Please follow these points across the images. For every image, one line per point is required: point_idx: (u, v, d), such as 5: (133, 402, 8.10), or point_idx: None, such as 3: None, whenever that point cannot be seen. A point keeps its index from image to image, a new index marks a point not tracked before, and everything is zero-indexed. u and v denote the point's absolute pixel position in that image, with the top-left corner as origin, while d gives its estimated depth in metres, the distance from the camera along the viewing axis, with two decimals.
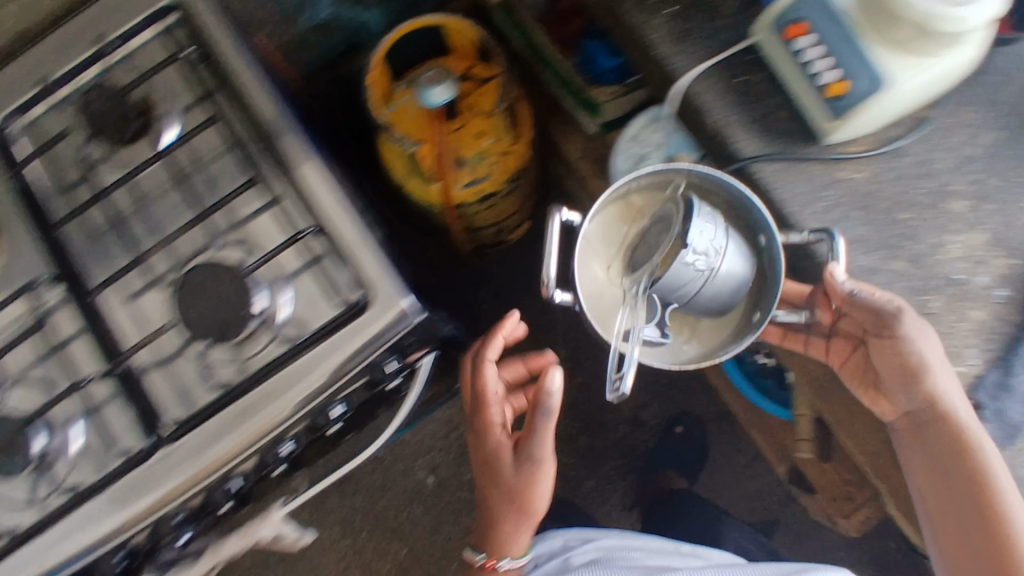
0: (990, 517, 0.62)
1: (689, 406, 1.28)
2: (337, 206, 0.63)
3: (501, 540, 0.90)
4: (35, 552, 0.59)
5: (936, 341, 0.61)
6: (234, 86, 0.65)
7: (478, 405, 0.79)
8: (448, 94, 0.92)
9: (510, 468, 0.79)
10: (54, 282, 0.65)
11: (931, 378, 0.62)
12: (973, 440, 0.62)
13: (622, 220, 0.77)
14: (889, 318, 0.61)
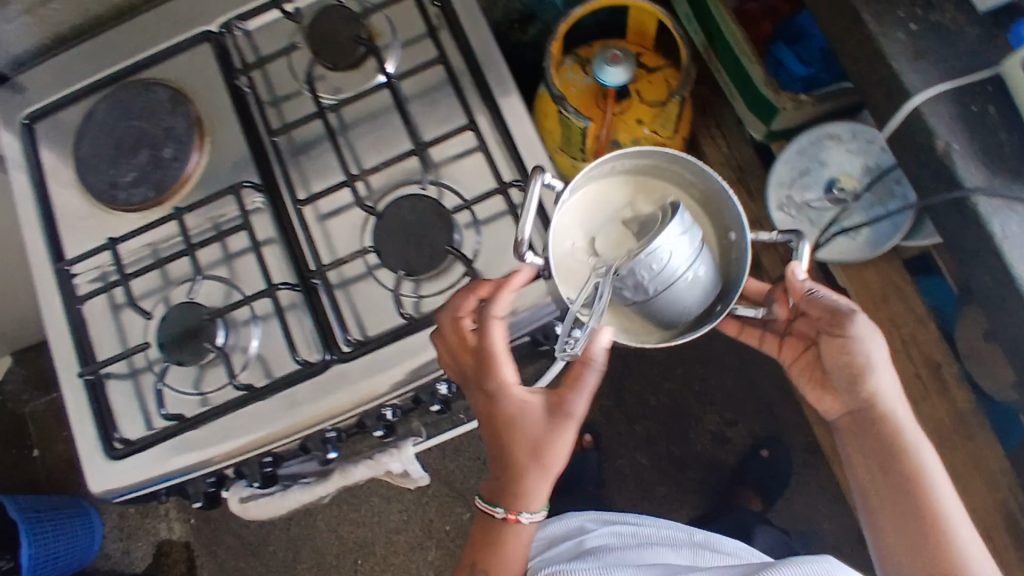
0: (924, 518, 0.63)
1: (777, 429, 1.28)
2: (539, 148, 0.65)
3: (491, 554, 0.65)
4: (214, 437, 0.64)
5: (883, 343, 0.65)
6: (460, 30, 0.67)
7: (476, 357, 0.58)
8: (623, 78, 0.91)
9: (526, 441, 0.59)
10: (255, 189, 0.66)
11: (867, 377, 0.65)
12: (905, 441, 0.65)
13: (613, 195, 0.63)
14: (842, 315, 0.65)
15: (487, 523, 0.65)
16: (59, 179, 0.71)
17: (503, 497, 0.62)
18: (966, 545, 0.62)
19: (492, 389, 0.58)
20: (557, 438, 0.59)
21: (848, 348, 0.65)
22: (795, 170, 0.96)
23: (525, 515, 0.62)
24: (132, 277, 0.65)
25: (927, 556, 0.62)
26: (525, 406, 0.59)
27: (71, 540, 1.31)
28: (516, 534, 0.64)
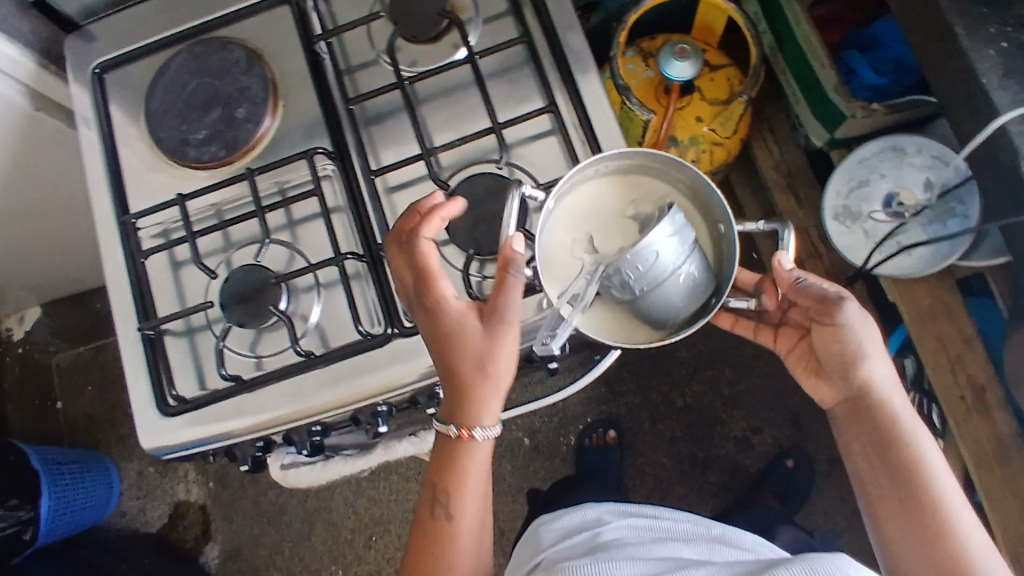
0: (926, 510, 0.61)
1: (804, 441, 1.27)
2: (617, 132, 0.64)
3: (451, 477, 0.62)
4: (270, 401, 0.64)
5: (873, 329, 0.64)
6: (544, 11, 0.67)
7: (424, 274, 0.57)
8: (688, 74, 0.92)
9: (470, 355, 0.57)
10: (327, 156, 0.66)
11: (859, 363, 0.64)
12: (903, 431, 0.63)
13: (604, 196, 0.61)
14: (834, 302, 0.64)
15: (443, 443, 0.62)
16: (126, 133, 0.71)
17: (455, 414, 0.60)
18: (969, 536, 0.60)
19: (431, 303, 0.57)
20: (495, 348, 0.57)
21: (838, 333, 0.64)
22: (854, 181, 0.95)
23: (477, 430, 0.60)
24: (199, 235, 0.65)
25: (929, 549, 0.60)
26: (464, 318, 0.57)
27: (92, 493, 1.33)
28: (467, 448, 0.61)
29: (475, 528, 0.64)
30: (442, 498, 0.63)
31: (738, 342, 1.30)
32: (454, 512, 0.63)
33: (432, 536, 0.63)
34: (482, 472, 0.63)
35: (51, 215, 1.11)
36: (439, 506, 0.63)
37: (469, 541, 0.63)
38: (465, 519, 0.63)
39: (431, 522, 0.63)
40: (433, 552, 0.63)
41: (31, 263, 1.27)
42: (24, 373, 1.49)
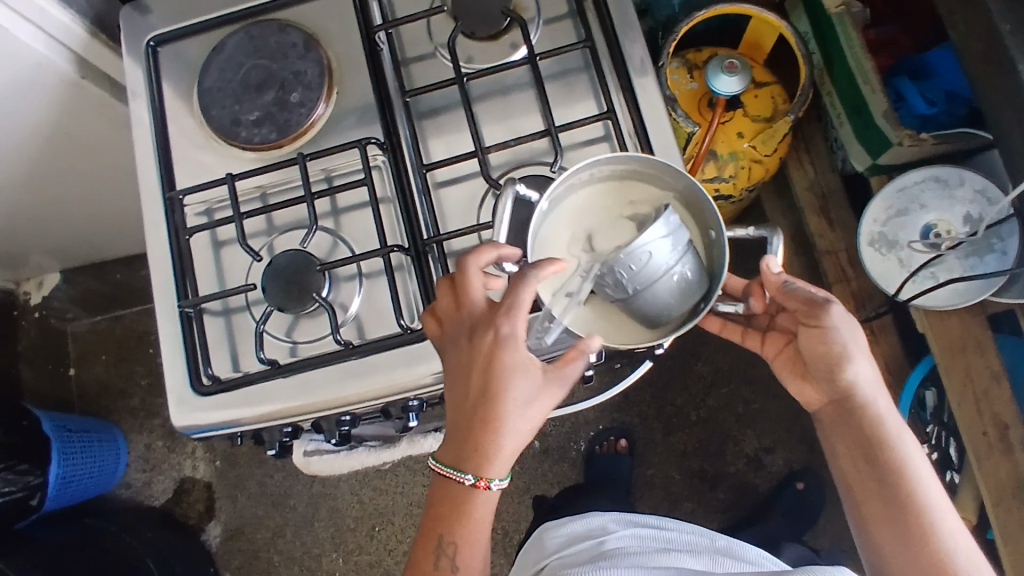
0: (910, 516, 0.60)
1: (815, 464, 1.27)
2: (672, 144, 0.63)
3: (456, 526, 0.58)
4: (304, 387, 0.63)
5: (857, 331, 0.62)
6: (606, 15, 0.66)
7: (508, 307, 0.55)
8: (736, 88, 0.91)
9: (517, 405, 0.56)
10: (379, 146, 0.66)
11: (844, 367, 0.62)
12: (886, 433, 0.62)
13: (597, 203, 0.60)
14: (820, 306, 0.61)
15: (446, 491, 0.58)
16: (176, 108, 0.70)
17: (472, 462, 0.56)
18: (954, 540, 0.59)
19: (503, 340, 0.55)
20: (538, 405, 0.57)
21: (822, 337, 0.62)
22: (893, 209, 0.95)
23: (495, 482, 0.57)
24: (245, 216, 0.64)
25: (915, 556, 0.59)
26: (525, 367, 0.56)
27: (100, 462, 1.33)
28: (477, 503, 0.58)
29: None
30: (446, 548, 0.58)
31: (755, 361, 1.30)
32: (461, 564, 0.58)
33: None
34: (487, 529, 0.59)
35: (83, 185, 1.11)
36: (446, 557, 0.58)
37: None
38: (472, 570, 0.59)
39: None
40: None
41: (57, 229, 1.27)
42: (39, 339, 1.49)
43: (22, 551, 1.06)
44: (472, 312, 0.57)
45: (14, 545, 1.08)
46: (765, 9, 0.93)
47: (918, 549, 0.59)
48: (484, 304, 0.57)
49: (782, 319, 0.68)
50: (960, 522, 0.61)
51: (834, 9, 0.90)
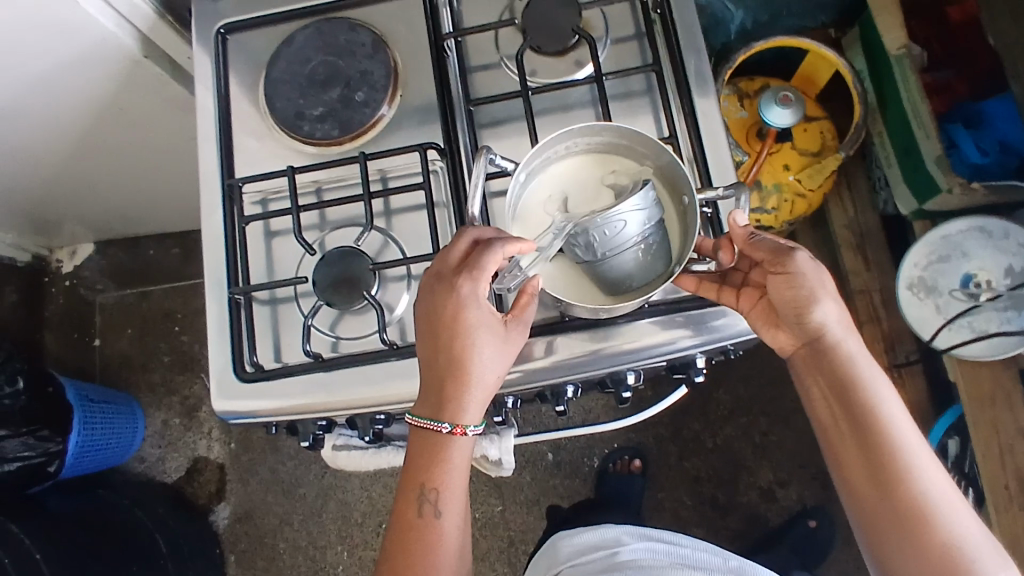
0: (888, 463, 0.56)
1: (829, 502, 1.26)
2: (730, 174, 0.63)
3: (434, 471, 0.58)
4: (344, 383, 0.64)
5: (824, 275, 0.59)
6: (674, 40, 0.66)
7: (470, 267, 0.56)
8: (788, 121, 0.92)
9: (484, 356, 0.57)
10: (438, 152, 0.67)
11: (810, 309, 0.58)
12: (859, 374, 0.59)
13: (581, 176, 0.62)
14: (786, 253, 0.59)
15: (423, 442, 0.58)
16: (240, 95, 0.72)
17: (444, 413, 0.57)
18: (933, 485, 0.56)
19: (465, 298, 0.56)
20: (502, 357, 0.58)
21: (791, 282, 0.58)
22: (934, 254, 0.95)
23: (470, 429, 0.58)
24: (302, 209, 0.65)
25: (893, 506, 0.56)
26: (488, 322, 0.57)
27: (118, 435, 1.35)
28: (452, 449, 0.58)
29: (460, 526, 0.60)
30: (428, 494, 0.58)
31: (776, 393, 1.30)
32: (442, 509, 0.58)
33: (412, 533, 0.58)
34: (464, 475, 0.59)
35: (132, 162, 1.13)
36: (429, 503, 0.58)
37: (454, 543, 0.59)
38: (454, 515, 0.59)
39: (417, 520, 0.58)
40: (416, 551, 0.58)
41: (97, 201, 1.29)
42: (67, 307, 1.51)
43: (38, 516, 1.08)
44: (435, 274, 0.58)
45: (30, 509, 1.09)
46: (824, 45, 0.93)
47: (894, 498, 0.56)
48: (449, 265, 0.58)
49: (753, 272, 0.62)
50: (938, 464, 0.57)
51: (895, 51, 0.89)
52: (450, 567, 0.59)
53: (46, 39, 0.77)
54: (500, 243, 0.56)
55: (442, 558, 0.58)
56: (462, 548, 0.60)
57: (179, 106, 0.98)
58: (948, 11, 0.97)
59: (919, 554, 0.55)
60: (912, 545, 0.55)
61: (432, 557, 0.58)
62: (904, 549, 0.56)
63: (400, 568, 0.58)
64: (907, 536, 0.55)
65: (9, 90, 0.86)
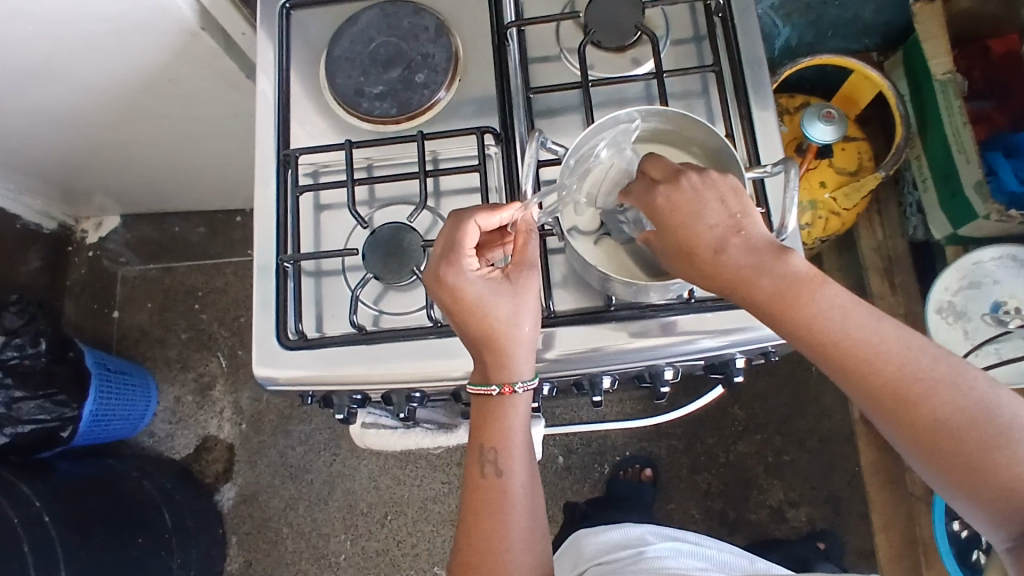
0: (894, 388, 0.47)
1: (838, 526, 1.25)
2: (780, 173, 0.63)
3: (492, 431, 0.58)
4: (385, 356, 0.64)
5: (706, 194, 0.52)
6: (733, 43, 0.68)
7: (449, 254, 0.57)
8: (826, 137, 0.93)
9: (507, 314, 0.57)
10: (494, 137, 0.68)
11: (693, 221, 0.52)
12: (802, 296, 0.50)
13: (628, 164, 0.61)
14: (674, 177, 0.54)
15: (481, 407, 0.59)
16: (301, 71, 0.73)
17: (492, 376, 0.58)
18: (952, 387, 0.46)
19: (458, 281, 0.56)
20: (524, 310, 0.57)
21: (666, 212, 0.53)
22: (964, 280, 0.96)
23: (519, 385, 0.58)
24: (356, 182, 0.66)
25: (931, 439, 0.46)
26: (492, 289, 0.57)
27: (132, 407, 1.35)
28: (507, 410, 0.58)
29: (529, 482, 0.59)
30: (488, 453, 0.58)
31: (791, 412, 1.30)
32: (504, 467, 0.58)
33: (478, 493, 0.58)
34: (524, 434, 0.59)
35: (170, 136, 1.14)
36: (489, 462, 0.58)
37: (522, 498, 0.58)
38: (519, 473, 0.58)
39: (479, 479, 0.58)
40: (483, 511, 0.57)
41: (129, 173, 1.30)
42: (89, 277, 1.52)
43: (49, 479, 1.07)
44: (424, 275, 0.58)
45: (40, 472, 1.09)
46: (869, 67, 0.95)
47: (921, 416, 0.46)
48: (430, 264, 0.58)
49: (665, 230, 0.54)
50: (940, 354, 0.48)
51: (940, 75, 0.92)
52: (522, 525, 0.57)
53: (110, 5, 0.78)
54: (466, 217, 0.57)
55: (512, 514, 0.57)
56: (535, 508, 0.59)
57: (227, 83, 0.99)
58: (991, 43, 0.99)
59: (981, 475, 0.44)
60: (981, 476, 0.44)
61: (502, 517, 0.57)
62: (974, 487, 0.44)
63: (471, 528, 0.58)
64: (960, 465, 0.45)
65: (66, 53, 0.87)
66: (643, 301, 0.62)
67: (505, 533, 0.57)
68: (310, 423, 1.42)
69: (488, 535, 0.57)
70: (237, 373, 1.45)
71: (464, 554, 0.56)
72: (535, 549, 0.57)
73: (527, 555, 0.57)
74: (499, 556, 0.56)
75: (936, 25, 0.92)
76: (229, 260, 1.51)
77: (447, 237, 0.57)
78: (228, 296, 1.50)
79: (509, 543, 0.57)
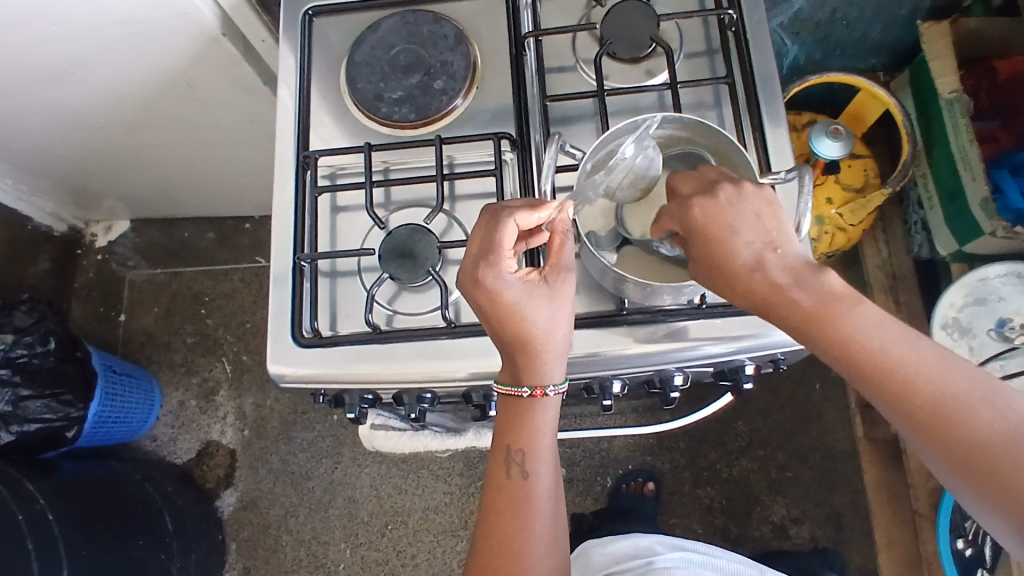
0: (931, 408, 0.47)
1: (841, 544, 1.25)
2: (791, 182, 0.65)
3: (520, 433, 0.59)
4: (398, 356, 0.64)
5: (744, 212, 0.55)
6: (746, 55, 0.69)
7: (487, 254, 0.57)
8: (834, 153, 0.95)
9: (545, 316, 0.57)
10: (511, 143, 0.69)
11: (728, 237, 0.54)
12: (837, 311, 0.51)
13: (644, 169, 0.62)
14: (709, 189, 0.56)
15: (510, 410, 0.59)
16: (321, 76, 0.75)
17: (523, 378, 0.58)
18: (992, 411, 0.46)
19: (496, 282, 0.56)
20: (560, 313, 0.57)
21: (702, 227, 0.54)
22: (970, 296, 0.97)
23: (551, 388, 0.58)
24: (373, 184, 0.68)
25: (969, 461, 0.45)
26: (529, 291, 0.57)
27: (135, 411, 1.35)
28: (536, 413, 0.59)
29: (553, 485, 0.60)
30: (515, 455, 0.59)
31: (795, 428, 1.30)
32: (530, 469, 0.59)
33: (503, 493, 0.59)
34: (551, 437, 0.60)
35: (186, 140, 1.16)
36: (516, 464, 0.59)
37: (547, 501, 0.59)
38: (544, 476, 0.59)
39: (506, 480, 0.59)
40: (507, 511, 0.58)
41: (142, 177, 1.31)
42: (96, 279, 1.53)
43: (52, 477, 1.07)
44: (459, 276, 0.58)
45: (44, 471, 1.09)
46: (877, 84, 0.98)
47: (959, 438, 0.46)
48: (466, 265, 0.58)
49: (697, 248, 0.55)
50: (982, 376, 0.48)
51: (947, 94, 0.94)
52: (545, 528, 0.58)
53: (134, 9, 0.80)
54: (505, 216, 0.57)
55: (538, 516, 0.58)
56: (557, 510, 0.60)
57: (244, 90, 1.00)
58: (997, 64, 1.01)
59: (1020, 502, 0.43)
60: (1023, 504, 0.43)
61: (526, 518, 0.58)
62: (1019, 516, 0.43)
63: (495, 527, 0.58)
64: (1002, 489, 0.44)
65: (89, 55, 0.89)
66: (654, 305, 0.63)
67: (527, 534, 0.58)
68: (313, 430, 1.42)
69: (511, 535, 0.58)
70: (241, 379, 1.46)
71: (490, 552, 0.58)
72: (558, 547, 0.59)
73: (549, 557, 0.58)
74: (523, 557, 0.57)
75: (942, 46, 0.95)
76: (236, 266, 1.52)
77: (486, 238, 0.58)
78: (234, 301, 1.50)
79: (532, 545, 0.57)
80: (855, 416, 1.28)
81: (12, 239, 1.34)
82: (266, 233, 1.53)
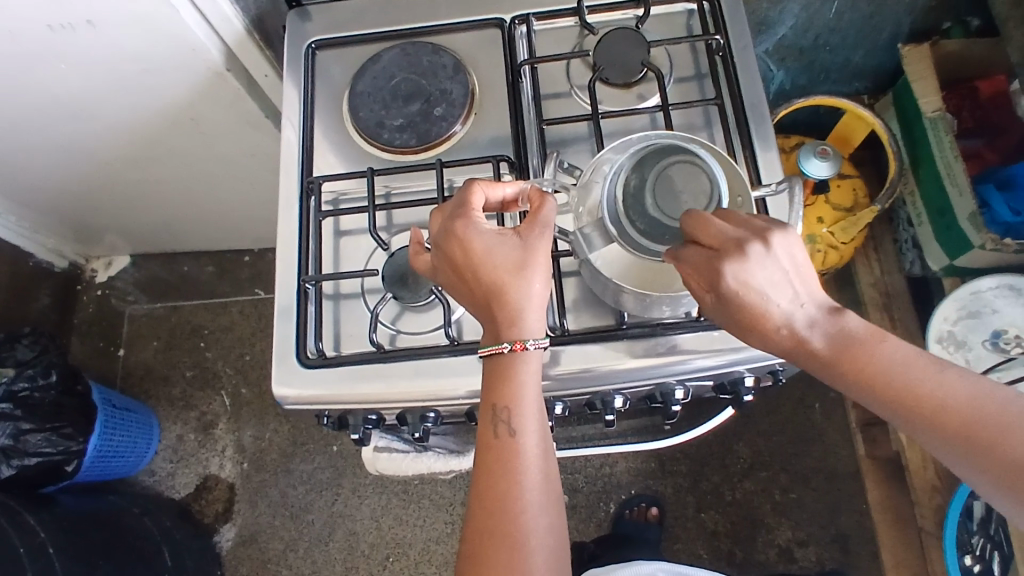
0: (979, 438, 0.46)
1: (845, 566, 1.24)
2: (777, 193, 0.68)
3: (504, 391, 0.56)
4: (402, 375, 0.65)
5: (759, 264, 0.52)
6: (733, 77, 0.72)
7: (461, 213, 0.58)
8: (824, 172, 1.00)
9: (513, 261, 0.56)
10: (509, 165, 0.72)
11: (753, 300, 0.52)
12: (862, 351, 0.50)
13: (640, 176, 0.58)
14: (733, 247, 0.52)
15: (493, 366, 0.57)
16: (324, 106, 0.77)
17: (503, 335, 0.56)
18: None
19: (467, 231, 0.57)
20: (534, 264, 0.57)
21: (734, 296, 0.52)
22: (963, 310, 1.03)
23: (530, 342, 0.56)
24: (377, 207, 0.69)
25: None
26: (501, 239, 0.57)
27: (135, 445, 1.34)
28: (518, 369, 0.56)
29: (542, 447, 0.56)
30: (501, 413, 0.55)
31: (796, 447, 1.30)
32: (518, 427, 0.55)
33: (491, 455, 0.55)
34: (537, 395, 0.57)
35: (188, 175, 1.18)
36: (502, 422, 0.55)
37: (536, 460, 0.55)
38: (533, 432, 0.55)
39: (492, 439, 0.55)
40: (499, 471, 0.55)
41: (144, 212, 1.33)
42: (96, 315, 1.53)
43: (53, 511, 1.06)
44: (436, 238, 0.60)
45: (44, 505, 1.07)
46: (862, 106, 1.02)
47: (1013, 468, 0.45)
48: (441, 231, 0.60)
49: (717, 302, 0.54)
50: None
51: (930, 113, 1.00)
52: (537, 485, 0.55)
53: (141, 45, 0.83)
54: (473, 184, 0.60)
55: (527, 474, 0.55)
56: (550, 467, 0.56)
57: (249, 125, 1.03)
58: (980, 84, 1.05)
59: None
60: None
61: (515, 477, 0.55)
62: None
63: (486, 489, 0.55)
64: None
65: (96, 91, 0.91)
66: (654, 318, 0.64)
67: (518, 493, 0.54)
68: (312, 461, 1.41)
69: (502, 497, 0.54)
70: (240, 412, 1.45)
71: (484, 515, 0.54)
72: (554, 504, 0.56)
73: (544, 515, 0.55)
74: (517, 518, 0.54)
75: (925, 67, 1.00)
76: (236, 298, 1.53)
77: (457, 202, 0.60)
78: (233, 334, 1.51)
79: (525, 506, 0.54)
80: (856, 436, 1.28)
81: (14, 275, 1.35)
82: (266, 266, 1.55)
